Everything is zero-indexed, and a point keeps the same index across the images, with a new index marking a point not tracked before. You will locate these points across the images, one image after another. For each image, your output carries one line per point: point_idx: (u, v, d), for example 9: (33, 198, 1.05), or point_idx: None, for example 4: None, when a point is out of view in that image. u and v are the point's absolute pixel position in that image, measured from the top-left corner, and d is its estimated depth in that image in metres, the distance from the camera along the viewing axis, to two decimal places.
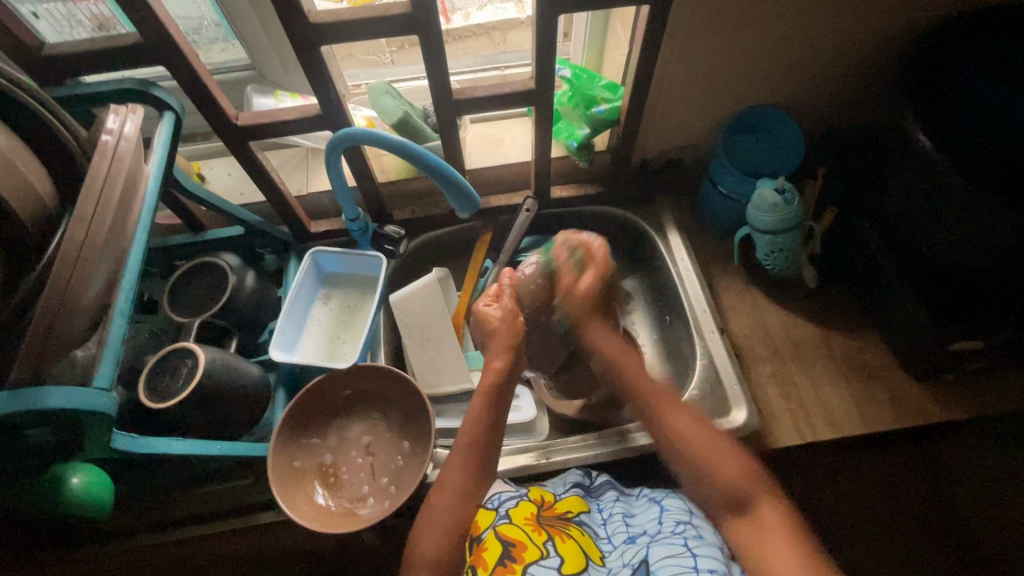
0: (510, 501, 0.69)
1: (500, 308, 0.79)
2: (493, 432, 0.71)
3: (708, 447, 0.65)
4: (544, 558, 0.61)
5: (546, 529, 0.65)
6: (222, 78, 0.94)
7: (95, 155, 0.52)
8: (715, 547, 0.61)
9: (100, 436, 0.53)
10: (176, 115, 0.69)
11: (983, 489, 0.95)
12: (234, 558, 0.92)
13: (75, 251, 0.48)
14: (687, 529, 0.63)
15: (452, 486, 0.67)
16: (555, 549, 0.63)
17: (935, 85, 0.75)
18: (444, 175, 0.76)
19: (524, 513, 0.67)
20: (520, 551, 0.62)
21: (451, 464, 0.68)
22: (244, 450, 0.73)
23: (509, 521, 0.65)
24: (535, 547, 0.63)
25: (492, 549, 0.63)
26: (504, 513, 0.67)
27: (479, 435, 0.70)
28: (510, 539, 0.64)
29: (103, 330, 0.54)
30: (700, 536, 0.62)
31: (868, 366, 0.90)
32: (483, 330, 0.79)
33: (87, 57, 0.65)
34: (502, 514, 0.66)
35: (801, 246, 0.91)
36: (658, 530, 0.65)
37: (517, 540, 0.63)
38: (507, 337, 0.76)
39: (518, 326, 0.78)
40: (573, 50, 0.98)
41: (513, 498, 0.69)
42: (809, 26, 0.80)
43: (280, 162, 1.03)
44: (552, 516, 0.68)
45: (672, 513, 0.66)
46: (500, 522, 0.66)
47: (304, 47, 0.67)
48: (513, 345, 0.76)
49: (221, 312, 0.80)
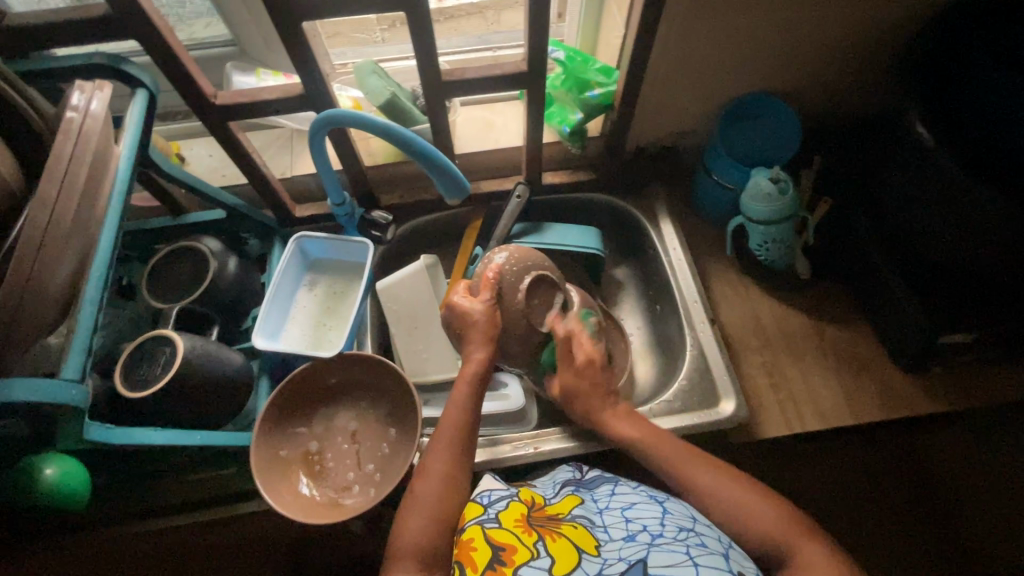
0: (499, 502, 0.66)
1: (481, 301, 0.78)
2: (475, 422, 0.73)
3: (745, 500, 0.64)
4: (534, 558, 0.58)
5: (536, 530, 0.63)
6: (201, 54, 0.90)
7: (59, 134, 0.49)
8: (718, 558, 0.58)
9: (72, 426, 0.51)
10: (150, 93, 0.65)
11: (969, 480, 0.97)
12: (221, 547, 0.91)
13: (39, 237, 0.45)
14: (689, 536, 0.61)
15: (437, 473, 0.67)
16: (546, 550, 0.60)
17: (950, 73, 0.72)
18: (432, 160, 0.74)
19: (513, 516, 0.64)
20: (510, 555, 0.59)
21: (436, 451, 0.69)
22: (226, 440, 0.71)
23: (498, 525, 0.62)
24: (525, 549, 0.60)
25: (481, 555, 0.59)
26: (493, 515, 0.64)
27: (464, 421, 0.71)
28: (500, 543, 0.60)
29: (72, 319, 0.52)
30: (702, 544, 0.60)
31: (858, 358, 0.90)
32: (461, 321, 0.79)
33: (53, 29, 0.62)
34: (490, 517, 0.64)
35: (794, 237, 0.90)
36: (660, 533, 0.62)
37: (507, 543, 0.60)
38: (486, 328, 0.76)
39: (497, 317, 0.78)
40: (568, 31, 0.95)
41: (503, 499, 0.67)
42: (810, 11, 0.78)
43: (263, 143, 0.99)
44: (542, 516, 0.66)
45: (674, 519, 0.64)
46: (489, 526, 0.63)
47: (285, 22, 0.64)
48: (493, 335, 0.77)
49: (202, 298, 0.77)
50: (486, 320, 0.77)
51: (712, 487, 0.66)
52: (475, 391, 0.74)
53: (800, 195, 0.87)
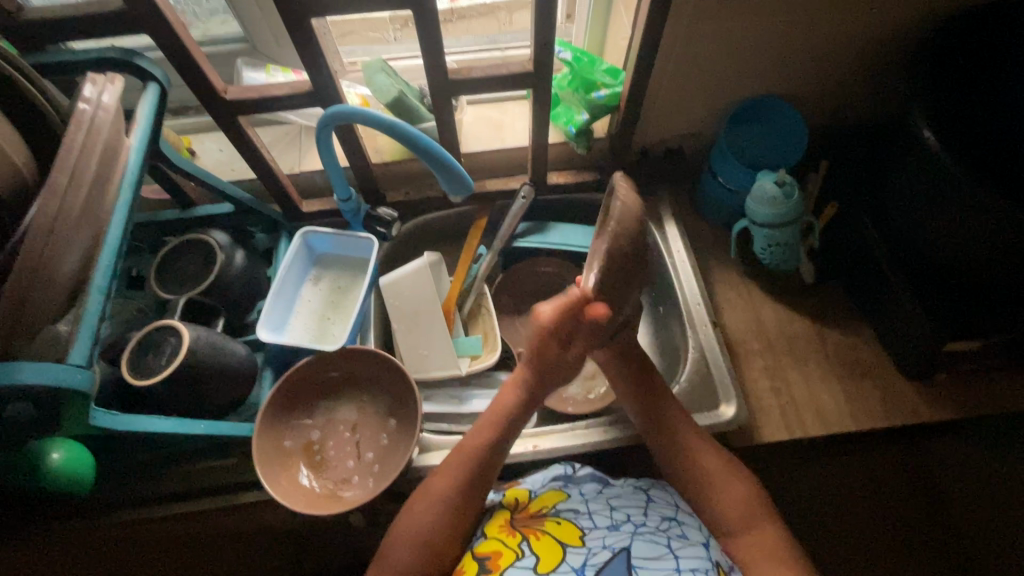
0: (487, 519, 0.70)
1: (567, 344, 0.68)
2: (496, 455, 0.69)
3: None
4: (520, 559, 0.61)
5: (520, 531, 0.65)
6: (213, 50, 0.91)
7: (71, 125, 0.50)
8: (699, 548, 0.61)
9: (76, 412, 0.52)
10: (161, 86, 0.66)
11: (970, 489, 0.96)
12: (222, 535, 0.92)
13: (48, 226, 0.46)
14: (671, 527, 0.64)
15: (434, 495, 0.66)
16: (530, 549, 0.63)
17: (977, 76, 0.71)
18: (437, 158, 0.74)
19: (497, 524, 0.68)
20: (496, 561, 0.62)
21: (443, 470, 0.68)
22: (229, 429, 0.72)
23: (485, 539, 0.66)
24: (511, 551, 0.63)
25: (469, 569, 0.63)
26: (481, 533, 0.68)
27: (487, 448, 0.69)
28: (486, 554, 0.64)
29: (80, 306, 0.53)
30: (684, 535, 0.63)
31: (862, 363, 0.89)
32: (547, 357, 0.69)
33: (69, 23, 0.63)
34: (478, 536, 0.68)
35: (799, 241, 0.89)
36: (643, 522, 0.65)
37: (493, 552, 0.64)
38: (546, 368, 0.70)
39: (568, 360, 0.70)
40: (576, 32, 0.95)
41: (490, 513, 0.71)
42: (818, 13, 0.77)
43: (272, 139, 1.01)
44: (526, 517, 0.68)
45: (658, 507, 0.67)
46: (478, 543, 0.66)
47: (294, 20, 0.65)
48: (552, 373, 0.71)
49: (207, 290, 0.78)
50: (572, 358, 0.70)
51: None
52: (508, 427, 0.70)
53: (804, 198, 0.86)
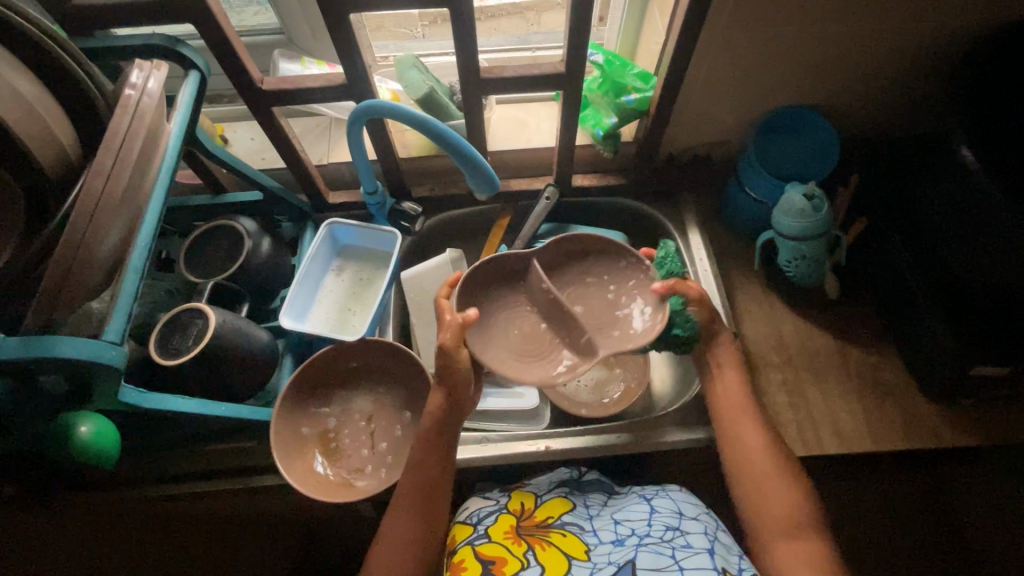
0: (488, 518, 0.69)
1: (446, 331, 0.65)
2: (438, 480, 0.67)
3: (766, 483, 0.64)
4: (524, 568, 0.61)
5: (525, 540, 0.65)
6: (250, 40, 0.93)
7: (117, 109, 0.51)
8: (704, 557, 0.59)
9: (108, 387, 0.54)
10: (201, 74, 0.67)
11: (988, 517, 0.94)
12: (235, 515, 0.94)
13: (92, 205, 0.48)
14: (675, 537, 0.63)
15: (397, 538, 0.64)
16: (535, 559, 0.63)
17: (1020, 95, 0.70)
18: (466, 157, 0.74)
19: (502, 528, 0.67)
20: (499, 567, 0.62)
21: (397, 511, 0.65)
22: (249, 413, 0.73)
23: (487, 541, 0.66)
24: (514, 559, 0.63)
25: (471, 568, 0.63)
26: (482, 531, 0.67)
27: (428, 476, 0.67)
28: (489, 557, 0.63)
29: (116, 285, 0.55)
30: (688, 545, 0.61)
31: (883, 383, 0.88)
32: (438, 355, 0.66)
33: (117, 9, 0.65)
34: (480, 535, 0.67)
35: (826, 255, 0.88)
36: (646, 533, 0.64)
37: (498, 557, 0.63)
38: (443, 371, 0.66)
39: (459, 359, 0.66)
40: (608, 35, 0.95)
41: (491, 515, 0.70)
42: (857, 24, 0.76)
43: (302, 130, 1.02)
44: (531, 525, 0.67)
45: (662, 517, 0.66)
46: (478, 542, 0.66)
47: (333, 14, 0.66)
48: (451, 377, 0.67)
49: (234, 276, 0.80)
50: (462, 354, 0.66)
51: (748, 443, 0.68)
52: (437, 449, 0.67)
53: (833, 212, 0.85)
